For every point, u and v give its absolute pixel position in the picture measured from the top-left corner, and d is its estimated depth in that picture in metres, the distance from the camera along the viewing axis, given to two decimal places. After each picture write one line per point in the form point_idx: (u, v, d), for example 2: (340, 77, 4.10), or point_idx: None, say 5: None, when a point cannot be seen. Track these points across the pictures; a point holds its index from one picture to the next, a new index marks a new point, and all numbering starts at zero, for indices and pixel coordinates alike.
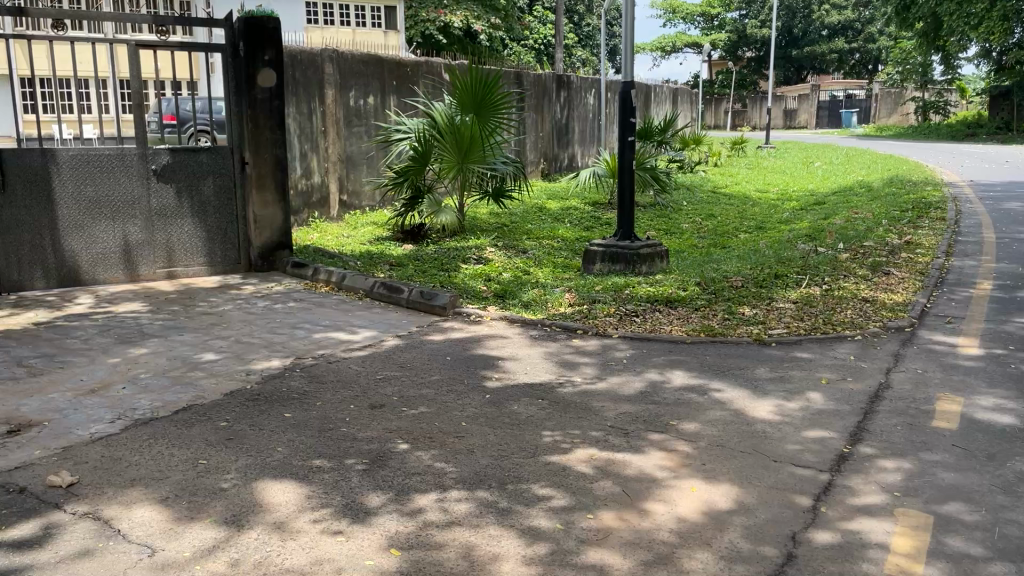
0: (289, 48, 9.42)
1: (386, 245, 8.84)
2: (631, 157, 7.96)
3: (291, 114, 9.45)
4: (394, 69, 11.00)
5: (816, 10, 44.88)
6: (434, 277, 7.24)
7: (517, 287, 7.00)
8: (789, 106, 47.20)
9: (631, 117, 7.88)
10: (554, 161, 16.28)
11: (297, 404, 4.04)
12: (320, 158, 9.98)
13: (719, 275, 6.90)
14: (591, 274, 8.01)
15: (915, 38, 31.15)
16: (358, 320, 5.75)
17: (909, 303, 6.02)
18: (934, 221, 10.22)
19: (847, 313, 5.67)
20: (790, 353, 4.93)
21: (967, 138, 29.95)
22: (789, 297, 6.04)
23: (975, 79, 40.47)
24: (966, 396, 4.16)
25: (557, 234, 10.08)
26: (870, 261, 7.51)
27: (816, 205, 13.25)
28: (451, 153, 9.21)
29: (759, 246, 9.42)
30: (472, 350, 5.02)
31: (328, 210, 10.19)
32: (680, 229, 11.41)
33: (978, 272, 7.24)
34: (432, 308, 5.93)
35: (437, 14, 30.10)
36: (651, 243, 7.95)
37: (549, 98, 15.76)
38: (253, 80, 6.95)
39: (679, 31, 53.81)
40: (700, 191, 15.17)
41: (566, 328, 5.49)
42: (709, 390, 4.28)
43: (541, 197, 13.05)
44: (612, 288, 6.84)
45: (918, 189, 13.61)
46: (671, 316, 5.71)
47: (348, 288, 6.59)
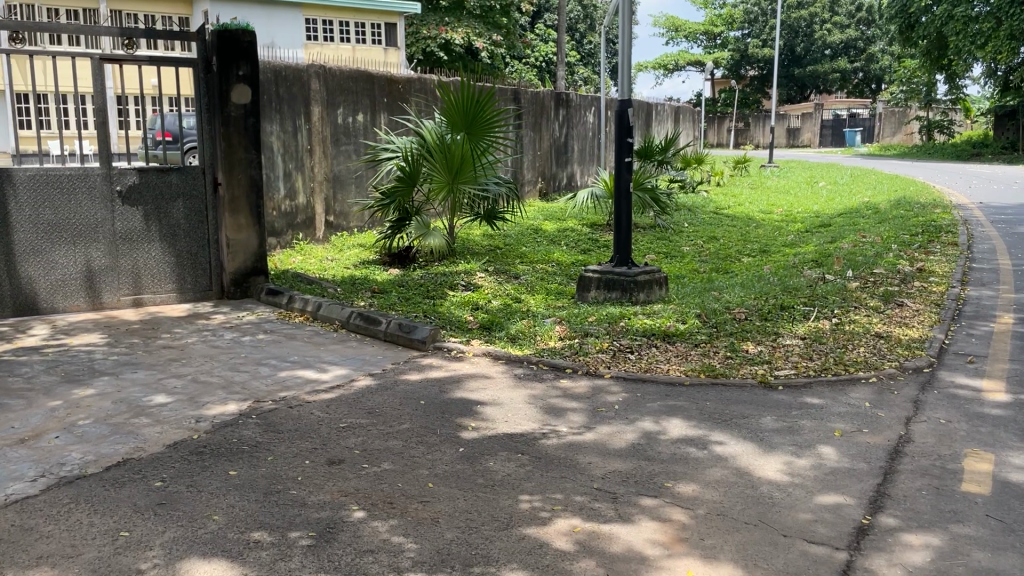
0: (273, 63, 9.06)
1: (371, 269, 8.39)
2: (628, 179, 7.54)
3: (273, 132, 9.09)
4: (386, 85, 10.62)
5: (818, 29, 44.60)
6: (418, 306, 6.83)
7: (506, 318, 6.59)
8: (792, 125, 46.89)
9: (629, 137, 7.48)
10: (552, 181, 15.89)
11: (248, 459, 3.60)
12: (306, 177, 9.59)
13: (722, 305, 6.47)
14: (587, 302, 7.58)
15: (919, 58, 30.82)
16: (330, 356, 5.29)
17: (926, 339, 5.58)
18: (946, 247, 9.78)
19: (859, 351, 5.23)
20: (799, 398, 4.47)
21: (973, 158, 29.57)
22: (796, 332, 5.60)
23: (979, 100, 40.15)
24: (997, 453, 3.70)
25: (553, 258, 9.66)
26: (881, 290, 7.08)
27: (822, 227, 12.84)
28: (441, 173, 8.81)
29: (763, 272, 9.00)
30: (449, 392, 4.56)
31: (314, 231, 9.77)
32: (680, 252, 10.99)
33: (997, 304, 6.80)
34: (411, 342, 5.49)
35: (438, 31, 29.63)
36: (649, 270, 7.55)
37: (547, 116, 15.37)
38: (226, 96, 6.56)
39: (681, 50, 53.61)
40: (702, 212, 14.75)
41: (554, 367, 5.06)
42: (709, 443, 3.82)
43: (538, 217, 12.64)
44: (607, 318, 6.41)
45: (927, 211, 13.19)
46: (668, 353, 5.28)
47: (324, 318, 6.17)
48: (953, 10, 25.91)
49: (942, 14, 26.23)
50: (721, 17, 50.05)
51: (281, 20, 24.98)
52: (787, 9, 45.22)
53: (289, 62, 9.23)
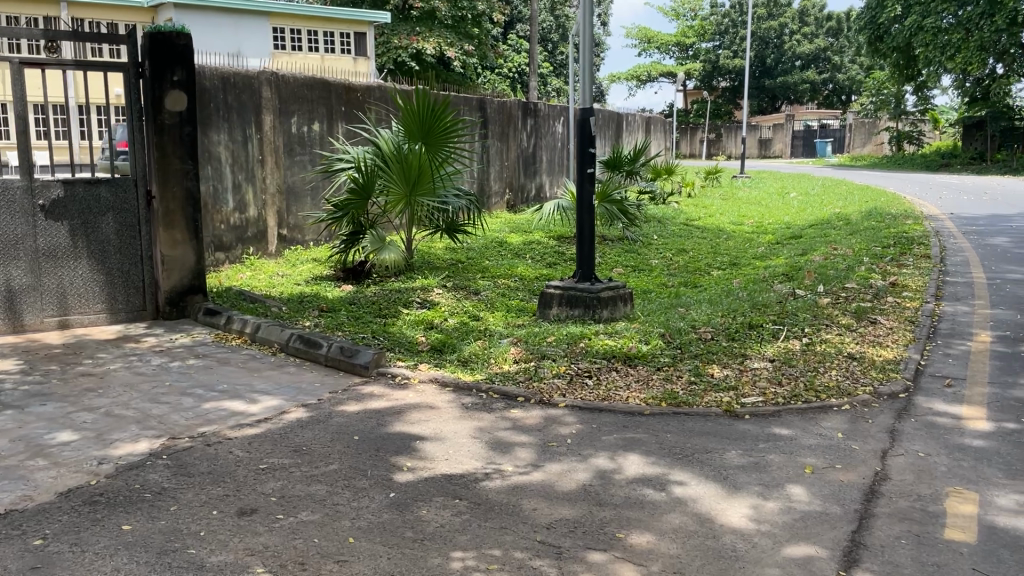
0: (220, 70, 8.62)
1: (322, 286, 7.95)
2: (590, 192, 7.20)
3: (221, 141, 8.64)
4: (343, 93, 10.24)
5: (788, 40, 44.83)
6: (368, 326, 6.43)
7: (459, 339, 6.20)
8: (764, 136, 47.03)
9: (591, 147, 7.14)
10: (520, 193, 15.55)
11: (148, 510, 3.18)
12: (257, 189, 9.15)
13: (687, 324, 6.14)
14: (548, 320, 7.23)
15: (889, 69, 30.94)
16: (262, 385, 4.87)
17: (901, 360, 5.28)
18: (919, 259, 9.56)
19: (831, 374, 4.90)
20: (767, 428, 4.13)
21: (943, 169, 29.71)
22: (765, 354, 5.27)
23: (947, 110, 40.52)
24: (982, 493, 3.37)
25: (515, 272, 9.30)
26: (852, 307, 6.80)
27: (793, 239, 12.61)
28: (397, 185, 8.42)
29: (732, 287, 8.71)
30: (387, 425, 4.16)
31: (266, 245, 9.32)
32: (649, 266, 10.68)
33: (973, 321, 6.53)
34: (354, 367, 5.08)
35: (409, 41, 29.26)
36: (613, 285, 7.20)
37: (514, 126, 15.04)
38: (160, 103, 6.16)
39: (654, 62, 53.76)
40: (672, 223, 14.49)
41: (504, 394, 4.67)
42: (669, 483, 3.46)
43: (503, 230, 12.28)
44: (566, 338, 6.04)
45: (898, 223, 13.01)
46: (629, 378, 4.92)
47: (263, 341, 5.76)
48: (922, 22, 25.98)
49: (912, 24, 26.34)
50: (692, 29, 50.23)
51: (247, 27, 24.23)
52: (757, 20, 45.43)
53: (239, 68, 8.79)
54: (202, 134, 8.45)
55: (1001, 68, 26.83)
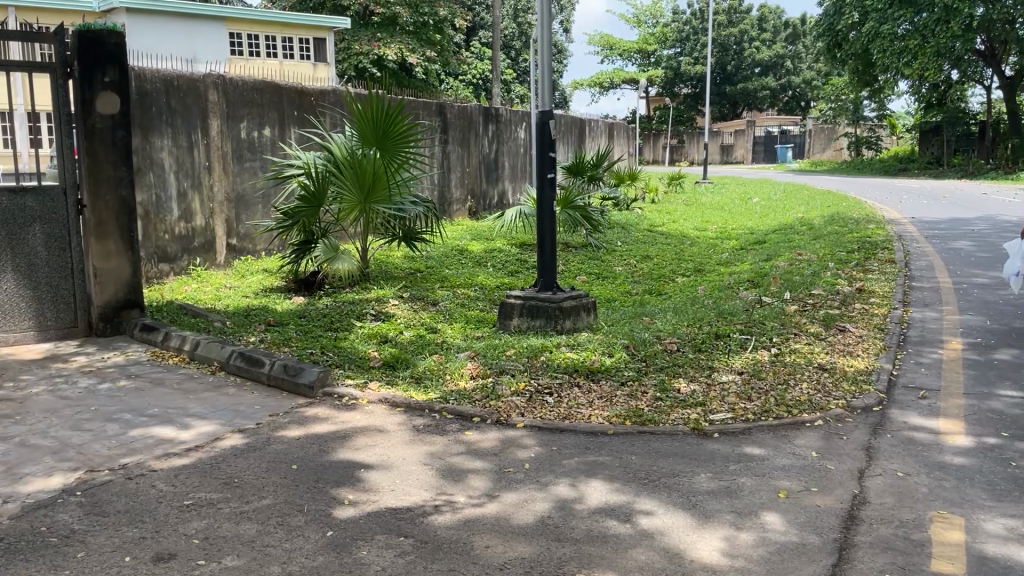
0: (163, 72, 8.21)
1: (271, 298, 7.56)
2: (551, 198, 6.92)
3: (164, 147, 8.22)
4: (296, 98, 9.89)
5: (747, 47, 45.19)
6: (317, 341, 6.07)
7: (413, 354, 5.88)
8: (725, 142, 47.35)
9: (550, 151, 6.87)
10: (482, 199, 15.26)
11: (52, 557, 2.83)
12: (204, 197, 8.75)
13: (652, 335, 5.89)
14: (509, 331, 6.94)
15: (847, 76, 31.24)
16: (197, 408, 4.51)
17: (873, 371, 5.07)
18: (884, 264, 9.45)
19: (802, 388, 4.67)
20: (737, 449, 3.87)
21: (901, 174, 30.05)
22: (733, 366, 5.04)
23: (904, 116, 41.14)
24: (969, 517, 3.15)
25: (476, 281, 9.00)
26: (820, 314, 6.62)
27: (757, 244, 12.49)
28: (352, 192, 8.07)
29: (697, 295, 8.51)
30: (330, 452, 3.83)
31: (214, 256, 8.92)
32: (613, 273, 10.45)
33: (943, 327, 6.38)
34: (298, 387, 4.74)
35: (370, 47, 28.84)
36: (576, 295, 6.94)
37: (475, 132, 14.75)
38: (90, 106, 5.78)
39: (616, 68, 53.95)
40: (636, 229, 14.31)
41: (459, 414, 4.34)
42: (634, 513, 3.18)
43: (464, 237, 11.98)
44: (527, 351, 5.75)
45: (860, 227, 12.98)
46: (592, 394, 4.65)
47: (202, 359, 5.39)
48: (879, 28, 26.19)
49: (869, 31, 26.61)
50: (654, 36, 50.46)
51: (203, 33, 23.65)
52: (717, 27, 45.76)
53: (183, 71, 8.39)
54: (143, 139, 8.03)
55: (956, 73, 27.18)
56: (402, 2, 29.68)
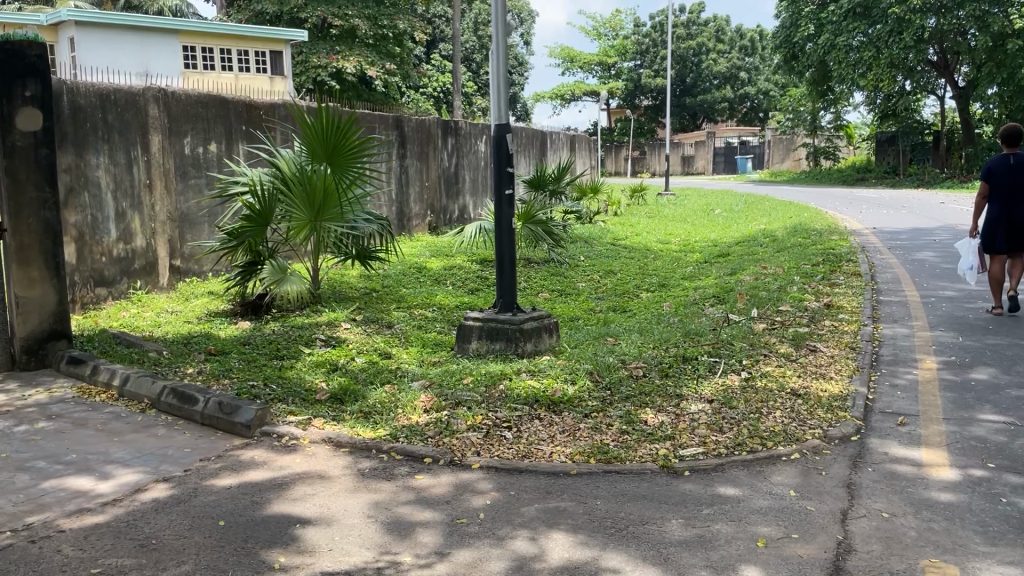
0: (99, 84, 7.75)
1: (214, 324, 7.13)
2: (510, 215, 6.60)
3: (100, 164, 7.75)
4: (243, 112, 9.51)
5: (705, 59, 45.56)
6: (261, 371, 5.68)
7: (364, 384, 5.51)
8: (686, 153, 47.58)
9: (508, 166, 6.58)
10: (442, 214, 14.93)
11: None
12: (145, 217, 8.29)
13: (616, 359, 5.60)
14: (467, 355, 6.60)
15: (805, 87, 31.54)
16: (120, 454, 4.09)
17: (848, 396, 4.82)
18: (850, 277, 9.30)
19: (776, 417, 4.40)
20: (710, 489, 3.58)
21: (860, 183, 30.35)
22: (702, 393, 4.77)
23: (860, 127, 41.73)
24: (965, 567, 2.88)
25: (434, 301, 8.65)
26: (790, 333, 6.39)
27: (721, 257, 12.31)
28: (301, 210, 7.68)
29: (662, 312, 8.26)
30: (265, 504, 3.46)
31: (156, 278, 8.45)
32: (576, 289, 10.17)
33: (915, 345, 6.19)
34: (234, 426, 4.35)
35: (328, 60, 28.33)
36: (537, 316, 6.63)
37: (434, 145, 14.42)
38: (9, 122, 5.32)
39: (578, 80, 54.04)
40: (598, 243, 14.06)
41: (409, 454, 3.98)
42: (600, 572, 2.87)
43: (423, 254, 11.63)
44: (485, 379, 5.41)
45: (824, 238, 12.88)
46: (553, 428, 4.33)
47: (131, 395, 4.96)
48: (835, 40, 26.48)
49: (826, 42, 26.92)
50: (614, 48, 50.68)
51: (156, 46, 23.03)
52: (676, 40, 46.07)
53: (121, 84, 7.94)
54: (77, 156, 7.55)
55: (910, 84, 27.57)
56: (360, 15, 29.32)
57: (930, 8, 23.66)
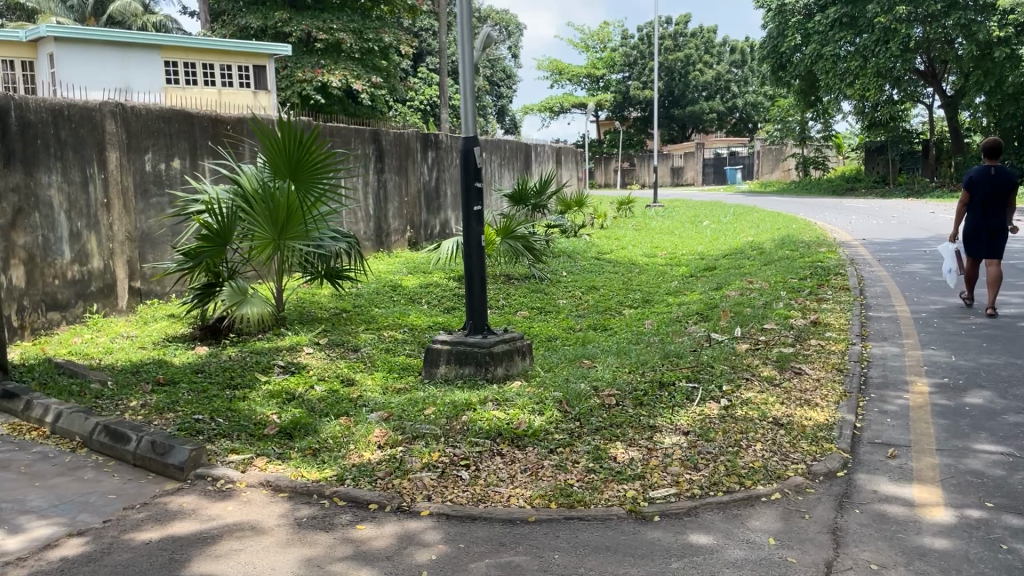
0: (51, 100, 7.39)
1: (169, 350, 6.77)
2: (479, 232, 6.25)
3: (53, 183, 7.39)
4: (208, 127, 9.21)
5: (693, 71, 45.47)
6: (210, 402, 5.32)
7: (320, 416, 5.15)
8: (675, 165, 47.44)
9: (476, 181, 6.24)
10: (422, 229, 14.59)
11: None
12: (102, 237, 7.94)
13: (589, 386, 5.25)
14: (435, 380, 6.24)
15: (793, 97, 31.41)
16: (36, 502, 3.72)
17: (835, 425, 4.50)
18: (839, 292, 8.99)
19: (757, 451, 4.07)
20: (680, 537, 3.23)
21: (849, 192, 30.16)
22: (679, 424, 4.43)
23: (849, 137, 41.64)
24: None
25: (406, 321, 8.30)
26: (773, 353, 6.07)
27: (707, 271, 12.00)
28: (264, 228, 7.33)
29: (643, 331, 7.94)
30: (184, 563, 3.09)
31: (115, 301, 8.10)
32: (556, 306, 9.82)
33: (906, 366, 5.88)
34: (166, 468, 3.99)
35: (314, 74, 27.92)
36: (507, 338, 6.29)
37: (414, 159, 14.11)
38: None
39: (566, 93, 53.92)
40: (582, 257, 13.74)
41: (353, 500, 3.63)
42: None
43: (399, 271, 11.27)
44: (447, 409, 5.05)
45: (812, 251, 12.60)
46: (514, 466, 3.98)
47: (63, 433, 4.59)
48: (821, 50, 26.33)
49: (812, 53, 26.78)
50: (602, 61, 50.63)
51: (137, 61, 22.67)
52: (664, 51, 46.02)
53: (75, 99, 7.60)
54: (28, 175, 7.18)
55: (898, 93, 27.43)
56: (345, 28, 29.06)
57: (916, 17, 23.53)
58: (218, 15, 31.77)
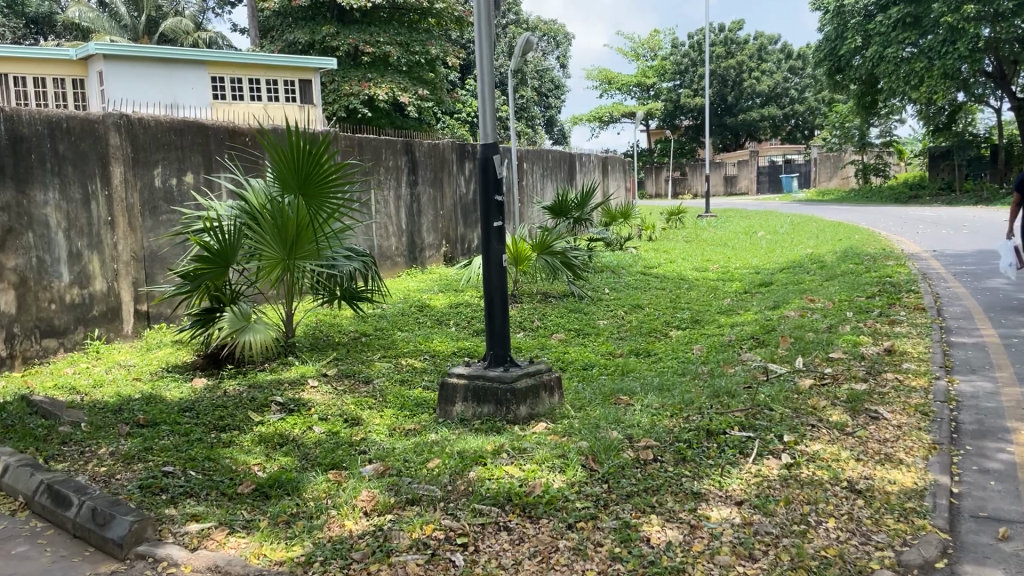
0: (49, 112, 6.89)
1: (165, 382, 6.18)
2: (499, 252, 5.52)
3: (51, 201, 6.89)
4: (223, 138, 8.66)
5: (747, 78, 44.32)
6: (190, 449, 4.67)
7: (307, 469, 4.43)
8: (728, 173, 46.19)
9: (496, 194, 5.50)
10: (458, 244, 13.93)
11: None
12: (106, 258, 7.42)
13: (623, 435, 4.43)
14: (450, 420, 5.49)
15: (852, 101, 30.09)
16: None
17: (926, 492, 3.64)
18: (914, 312, 8.01)
19: (828, 531, 3.25)
20: None
21: (912, 200, 28.65)
22: (731, 493, 3.60)
23: (912, 143, 39.97)
24: None
25: (428, 346, 7.60)
26: (843, 392, 5.18)
27: (763, 288, 11.07)
28: (272, 247, 6.72)
29: (691, 359, 7.09)
30: None
31: (120, 325, 7.57)
32: (596, 328, 9.02)
33: (1004, 409, 4.95)
34: (105, 543, 3.37)
35: (359, 87, 27.57)
36: (531, 372, 5.52)
37: (450, 171, 13.44)
38: None
39: (616, 102, 53.11)
40: (627, 272, 12.89)
41: None
42: None
43: (430, 289, 10.61)
44: (454, 461, 4.28)
45: (878, 264, 11.56)
46: (524, 549, 3.21)
47: (9, 489, 4.00)
48: (883, 52, 25.01)
49: (874, 56, 25.51)
50: (653, 69, 49.67)
51: (182, 77, 22.53)
52: (716, 59, 44.86)
53: (75, 110, 7.09)
54: (22, 194, 6.67)
55: (966, 95, 25.94)
56: (392, 41, 28.66)
57: (985, 16, 22.17)
58: (266, 30, 31.73)
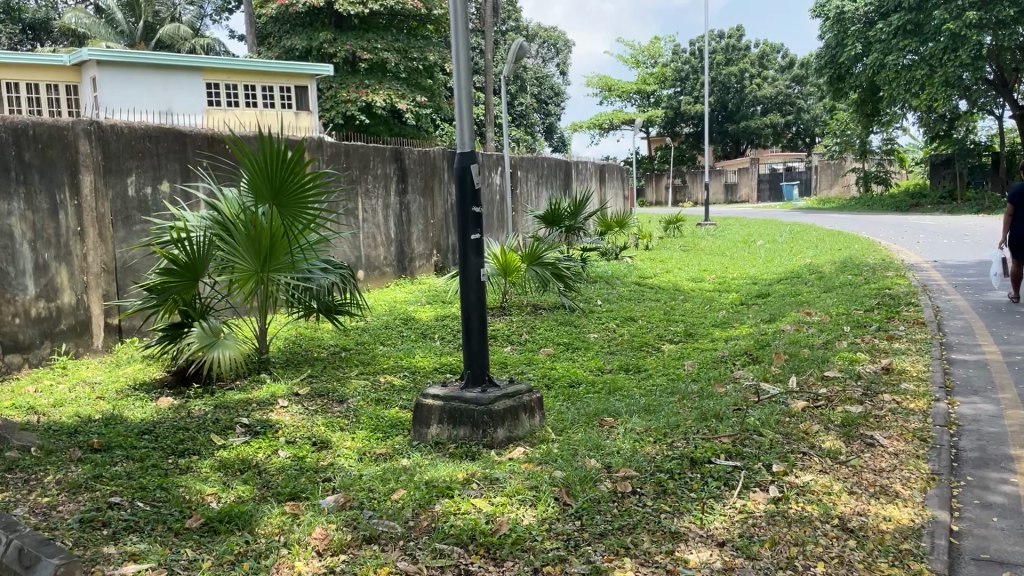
0: (14, 118, 6.63)
1: (128, 400, 5.91)
2: (477, 266, 5.24)
3: (14, 210, 6.63)
4: (201, 145, 8.41)
5: (748, 84, 44.16)
6: (143, 476, 4.40)
7: (262, 499, 4.14)
8: (729, 180, 45.99)
9: (473, 206, 5.22)
10: (450, 253, 13.68)
11: None
12: (76, 269, 7.16)
13: (603, 464, 4.16)
14: (424, 442, 5.21)
15: (853, 109, 29.87)
16: None
17: (924, 531, 3.36)
18: (913, 327, 7.72)
19: None
20: None
21: (914, 208, 28.39)
22: (712, 534, 3.31)
23: (913, 150, 39.81)
24: None
25: (409, 361, 7.32)
26: (838, 415, 4.89)
27: (759, 299, 10.80)
28: (245, 259, 6.45)
29: (681, 376, 6.81)
30: None
31: (90, 339, 7.32)
32: (586, 341, 8.75)
33: (1008, 435, 4.65)
34: None
35: (357, 94, 27.35)
36: (510, 393, 5.24)
37: (441, 179, 13.18)
38: None
39: (616, 109, 53.04)
40: (621, 283, 12.61)
41: None
42: None
43: (417, 301, 10.35)
44: (419, 492, 3.99)
45: (877, 275, 11.29)
46: None
47: None
48: (884, 59, 24.77)
49: (875, 63, 25.29)
50: (653, 76, 49.55)
51: (177, 84, 22.35)
52: (716, 66, 44.66)
53: (42, 117, 6.84)
54: None
55: (968, 103, 25.71)
56: (390, 48, 28.46)
57: (987, 24, 21.83)
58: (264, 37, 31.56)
